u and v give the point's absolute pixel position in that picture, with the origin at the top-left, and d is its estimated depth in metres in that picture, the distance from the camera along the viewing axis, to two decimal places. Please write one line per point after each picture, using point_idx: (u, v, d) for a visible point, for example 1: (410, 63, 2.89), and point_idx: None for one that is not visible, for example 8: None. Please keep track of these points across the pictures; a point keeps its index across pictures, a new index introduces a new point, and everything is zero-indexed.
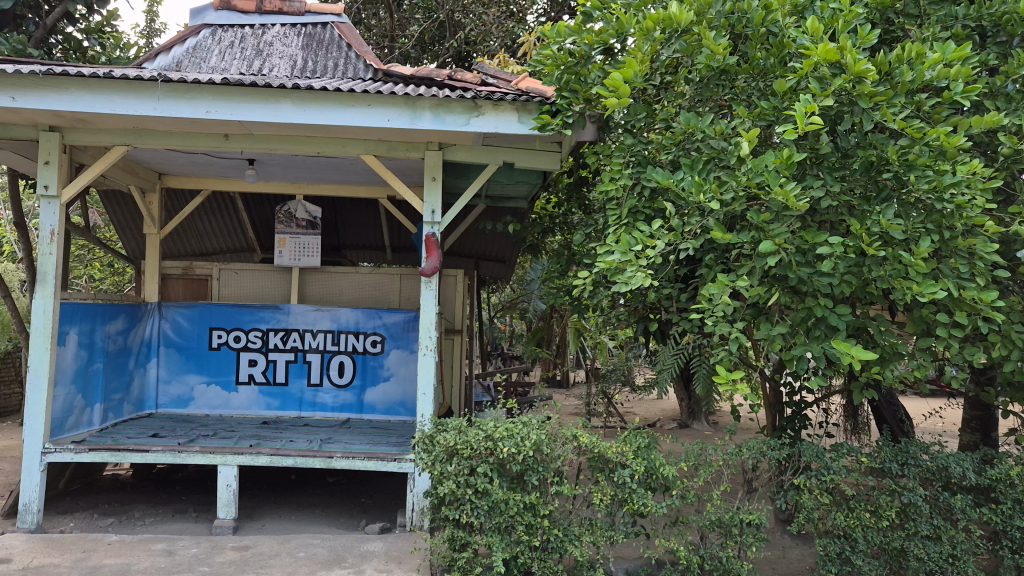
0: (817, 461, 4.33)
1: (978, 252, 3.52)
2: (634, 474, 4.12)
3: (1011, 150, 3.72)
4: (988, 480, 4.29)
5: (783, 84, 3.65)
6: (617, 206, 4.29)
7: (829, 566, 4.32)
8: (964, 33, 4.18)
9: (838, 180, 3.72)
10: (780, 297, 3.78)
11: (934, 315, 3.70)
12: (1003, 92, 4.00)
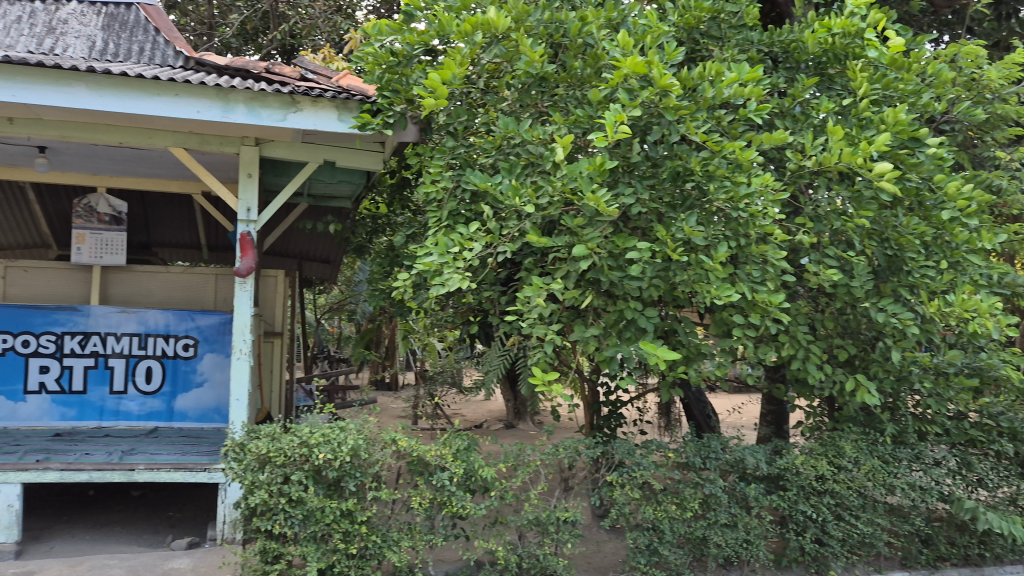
0: (628, 458, 4.53)
1: (770, 258, 3.82)
2: (453, 476, 4.14)
3: (797, 166, 4.05)
4: (778, 469, 4.80)
5: (596, 93, 3.81)
6: (438, 207, 4.28)
7: (638, 557, 4.52)
8: (758, 57, 4.55)
9: (648, 187, 3.92)
10: (593, 300, 3.92)
11: (732, 317, 3.99)
12: (791, 113, 4.37)
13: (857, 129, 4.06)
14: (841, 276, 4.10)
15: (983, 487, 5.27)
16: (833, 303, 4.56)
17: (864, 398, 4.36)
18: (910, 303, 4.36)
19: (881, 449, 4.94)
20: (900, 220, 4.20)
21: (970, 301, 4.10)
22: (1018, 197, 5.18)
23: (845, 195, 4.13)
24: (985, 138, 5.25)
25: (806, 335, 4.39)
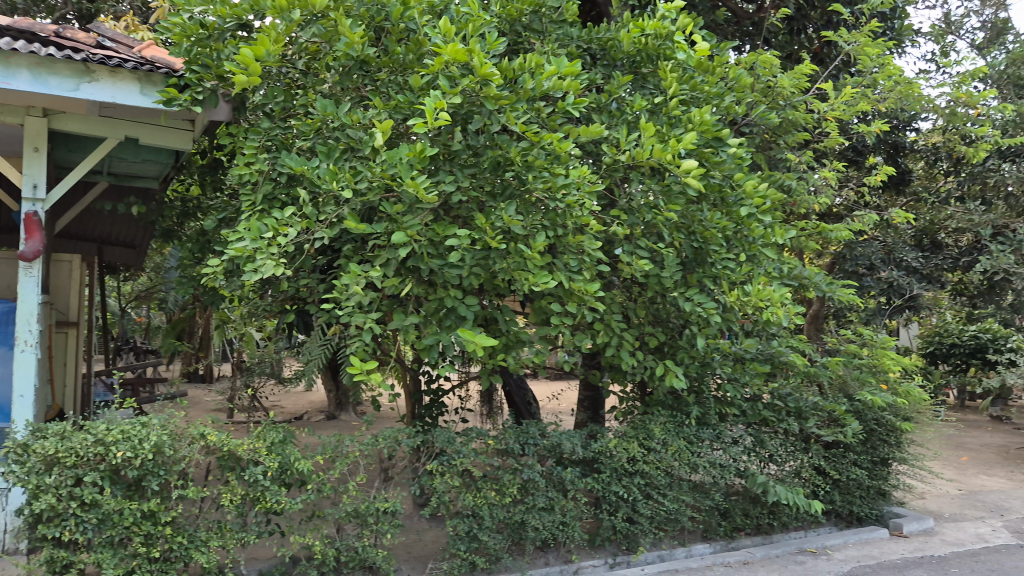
0: (448, 446, 4.55)
1: (586, 248, 3.95)
2: (267, 471, 4.00)
3: (612, 159, 4.21)
4: (592, 453, 5.00)
5: (416, 79, 3.78)
6: (252, 190, 4.09)
7: (458, 544, 4.54)
8: (577, 53, 4.69)
9: (469, 176, 3.94)
10: (413, 288, 3.90)
11: (549, 306, 4.10)
12: (608, 108, 4.53)
13: (667, 127, 4.28)
14: (651, 267, 4.31)
15: (772, 462, 5.75)
16: (645, 293, 4.79)
17: (671, 382, 4.63)
18: (712, 292, 4.67)
19: (686, 430, 5.28)
20: (704, 215, 4.47)
21: (764, 291, 4.45)
22: (805, 196, 5.67)
23: (654, 189, 4.33)
24: (779, 141, 5.69)
25: (619, 323, 4.60)
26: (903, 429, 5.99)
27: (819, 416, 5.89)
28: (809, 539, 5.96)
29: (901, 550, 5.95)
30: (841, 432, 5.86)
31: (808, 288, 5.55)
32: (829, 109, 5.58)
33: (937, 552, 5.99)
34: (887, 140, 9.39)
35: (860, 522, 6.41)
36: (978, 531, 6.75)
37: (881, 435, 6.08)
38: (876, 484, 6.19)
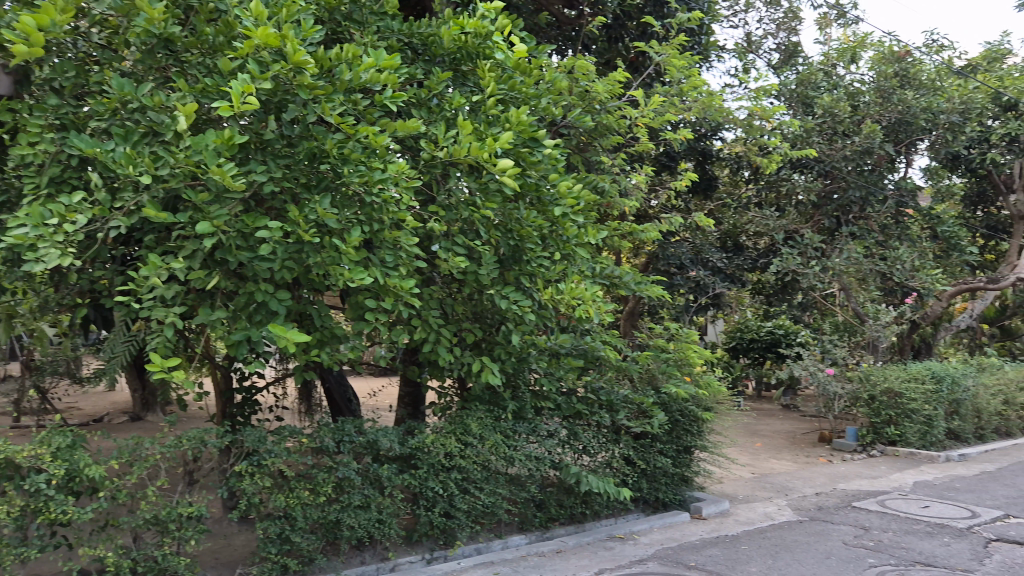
0: (259, 446, 4.38)
1: (402, 244, 3.95)
2: (52, 479, 3.69)
3: (430, 155, 4.25)
4: (410, 449, 4.99)
5: (225, 63, 3.63)
6: (37, 172, 3.76)
7: (269, 547, 4.39)
8: (397, 46, 4.66)
9: (282, 166, 3.81)
10: (220, 282, 3.74)
11: (365, 301, 4.06)
12: (427, 104, 4.53)
13: (484, 126, 4.36)
14: (467, 263, 4.38)
15: (585, 453, 5.97)
16: (463, 289, 4.84)
17: (488, 378, 4.73)
18: (528, 289, 4.81)
19: (503, 424, 5.40)
20: (521, 213, 4.58)
21: (576, 290, 4.81)
22: (617, 197, 5.93)
23: (472, 186, 4.39)
24: (594, 144, 5.92)
25: (437, 319, 4.64)
26: (704, 418, 6.44)
27: (629, 408, 6.19)
28: (619, 526, 6.26)
29: (699, 532, 6.38)
30: (648, 423, 6.20)
31: (618, 286, 5.80)
32: (640, 115, 5.88)
33: (731, 531, 6.47)
34: (695, 148, 9.99)
35: (665, 508, 6.80)
36: (766, 510, 7.37)
37: (684, 425, 6.47)
38: (680, 471, 6.61)
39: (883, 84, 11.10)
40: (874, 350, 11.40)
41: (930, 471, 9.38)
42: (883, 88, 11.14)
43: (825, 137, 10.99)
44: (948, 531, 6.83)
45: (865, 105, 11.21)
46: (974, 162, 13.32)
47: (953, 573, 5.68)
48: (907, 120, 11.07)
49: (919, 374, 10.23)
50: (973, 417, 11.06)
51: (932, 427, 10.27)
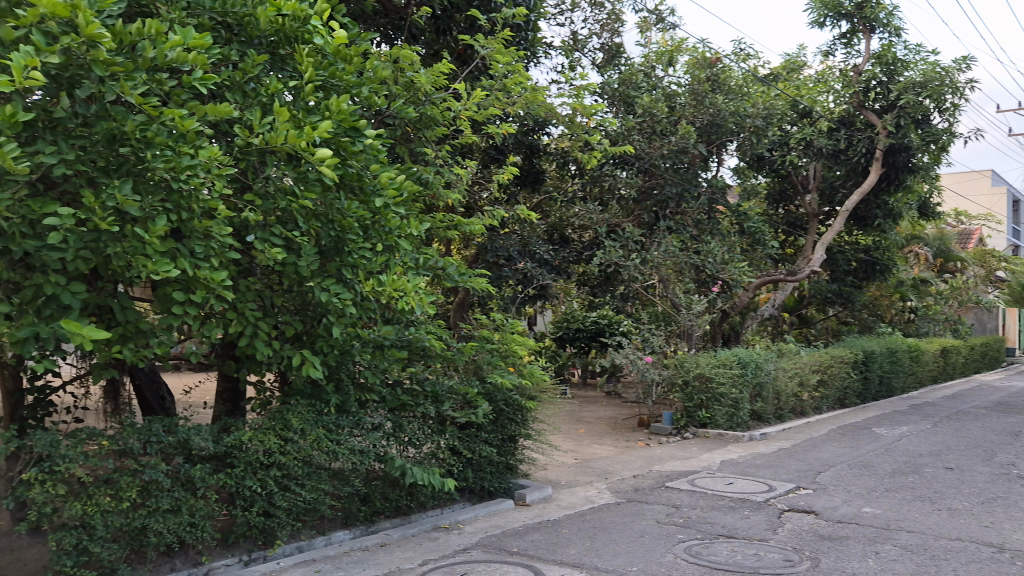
0: (52, 451, 4.03)
1: (214, 234, 3.78)
2: None
3: (244, 142, 4.09)
4: (224, 447, 4.78)
5: (6, 31, 3.30)
6: None
7: (63, 560, 4.04)
8: (208, 25, 4.34)
9: (75, 148, 3.52)
10: (2, 272, 3.40)
11: (172, 294, 3.82)
12: (242, 88, 4.34)
13: (302, 113, 4.24)
14: (285, 255, 4.26)
15: (410, 445, 5.95)
16: (282, 281, 4.67)
17: (308, 372, 4.63)
18: (349, 281, 4.71)
19: (325, 418, 5.28)
20: (342, 204, 4.48)
21: (399, 282, 4.72)
22: (441, 190, 5.93)
23: (291, 175, 4.25)
24: (418, 135, 5.89)
25: (254, 312, 4.48)
26: (527, 407, 6.63)
27: (454, 399, 6.24)
28: (444, 516, 6.30)
29: (522, 518, 6.53)
30: (473, 414, 6.28)
31: (442, 277, 5.81)
32: (463, 108, 5.92)
33: (553, 516, 6.68)
34: (523, 142, 10.14)
35: (490, 496, 6.92)
36: (586, 494, 7.65)
37: (508, 414, 6.66)
38: (505, 459, 6.75)
39: (696, 88, 11.77)
40: (688, 338, 12.12)
41: (735, 451, 10.10)
42: (696, 91, 11.80)
43: (644, 136, 11.52)
44: (747, 504, 7.40)
45: (680, 107, 11.84)
46: (776, 164, 14.45)
47: (751, 543, 6.17)
48: (717, 122, 11.86)
49: (726, 361, 10.99)
50: (773, 399, 12.02)
51: (737, 409, 11.07)
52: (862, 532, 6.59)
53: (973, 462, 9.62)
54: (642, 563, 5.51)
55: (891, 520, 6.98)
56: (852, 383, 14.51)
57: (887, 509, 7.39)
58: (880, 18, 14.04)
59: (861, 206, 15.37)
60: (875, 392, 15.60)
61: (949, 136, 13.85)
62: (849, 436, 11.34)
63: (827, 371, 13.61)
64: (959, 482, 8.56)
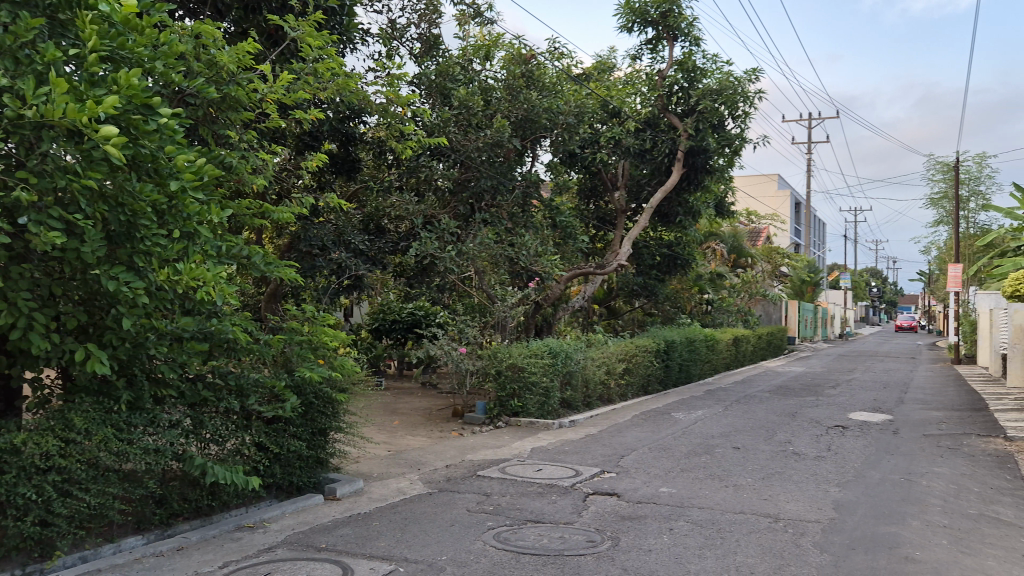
0: None
1: None
2: None
3: (15, 113, 3.70)
4: None
5: None
6: None
7: None
8: None
9: None
10: None
11: None
12: (14, 54, 3.93)
13: (84, 85, 3.91)
14: (66, 240, 3.91)
15: (212, 442, 5.66)
16: (64, 269, 4.29)
17: (93, 367, 4.27)
18: (142, 270, 4.42)
19: (114, 417, 4.90)
20: (134, 186, 4.18)
21: (197, 271, 4.61)
22: (246, 175, 5.65)
23: (71, 152, 3.89)
24: (221, 116, 5.56)
25: (29, 302, 4.08)
26: (337, 400, 6.51)
27: (260, 393, 6.00)
28: (248, 515, 6.04)
29: (331, 513, 6.39)
30: (280, 407, 6.07)
31: (248, 267, 5.53)
32: (269, 91, 5.68)
33: (364, 509, 6.58)
34: (338, 130, 9.91)
35: (299, 492, 6.72)
36: (398, 485, 7.60)
37: (318, 407, 6.50)
38: (314, 453, 6.59)
39: (511, 83, 12.03)
40: (502, 329, 12.35)
41: (545, 438, 10.42)
42: (511, 87, 12.06)
43: (460, 128, 11.60)
44: (555, 489, 7.66)
45: (496, 102, 12.05)
46: (587, 161, 15.04)
47: (557, 526, 6.39)
48: (531, 118, 12.18)
49: (537, 351, 11.31)
50: (582, 387, 12.52)
51: (548, 398, 11.43)
52: (658, 510, 7.01)
53: (756, 442, 10.51)
54: (452, 551, 5.55)
55: (684, 498, 7.48)
56: (654, 370, 15.37)
57: (681, 488, 7.91)
58: (682, 28, 14.95)
59: (664, 204, 16.32)
60: (675, 378, 16.63)
61: (740, 141, 15.01)
62: (650, 421, 12.02)
63: (632, 359, 14.34)
64: (743, 460, 9.31)
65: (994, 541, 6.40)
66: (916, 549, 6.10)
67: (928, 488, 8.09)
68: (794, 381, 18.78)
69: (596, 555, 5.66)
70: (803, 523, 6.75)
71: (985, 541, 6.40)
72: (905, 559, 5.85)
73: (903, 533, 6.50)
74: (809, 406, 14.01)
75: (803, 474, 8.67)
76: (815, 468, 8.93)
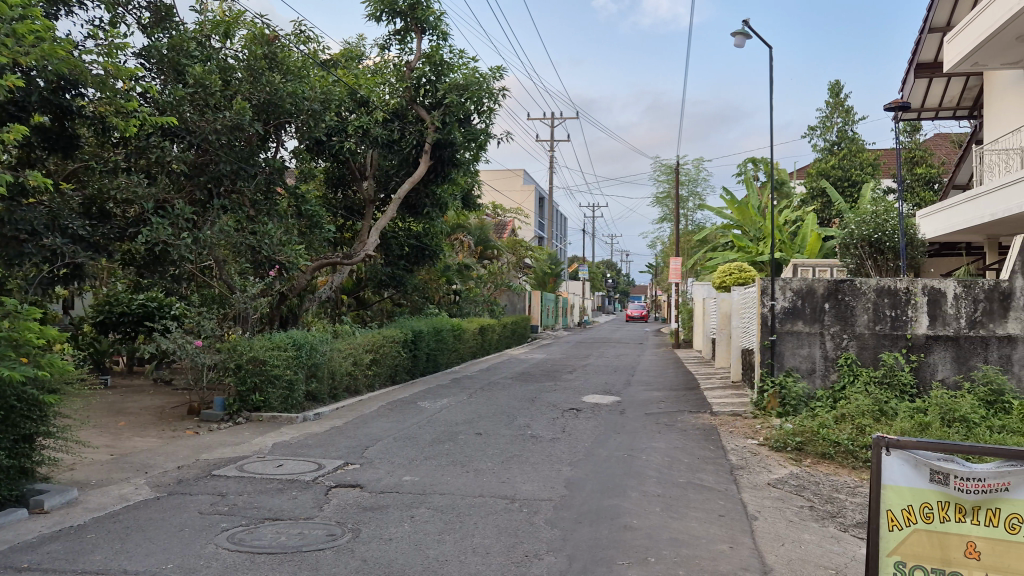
0: None
1: None
2: None
3: None
4: None
5: None
6: None
7: None
8: None
9: None
10: None
11: None
12: None
13: None
14: None
15: None
16: None
17: None
18: None
19: None
20: None
21: None
22: None
23: None
24: None
25: None
26: (45, 402, 5.88)
27: None
28: None
29: (37, 528, 5.76)
30: None
31: None
32: None
33: (78, 521, 6.00)
34: (50, 101, 8.88)
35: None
36: (121, 492, 7.01)
37: (21, 412, 5.84)
38: (16, 462, 5.90)
39: (253, 64, 11.51)
40: (243, 322, 11.80)
41: (288, 433, 10.13)
42: (253, 68, 11.55)
43: (195, 108, 10.88)
44: (296, 485, 7.46)
45: (236, 83, 11.48)
46: (334, 150, 14.79)
47: (296, 522, 6.24)
48: (275, 101, 11.72)
49: (281, 343, 10.95)
50: (328, 379, 12.31)
51: (292, 391, 11.11)
52: (400, 499, 7.08)
53: (497, 427, 10.94)
54: (178, 558, 5.23)
55: (425, 485, 7.62)
56: (401, 361, 15.46)
57: (423, 475, 8.06)
58: (430, 21, 15.13)
59: (412, 195, 16.45)
60: (422, 368, 16.85)
61: (485, 137, 15.51)
62: (396, 411, 12.11)
63: (379, 350, 14.31)
64: (484, 445, 9.66)
65: (698, 505, 7.20)
66: (633, 517, 6.69)
67: (646, 461, 8.90)
68: (534, 367, 19.80)
69: (335, 549, 5.60)
70: (536, 502, 7.15)
71: (690, 505, 7.16)
72: (623, 527, 6.39)
73: (623, 504, 7.10)
74: (547, 391, 14.84)
75: (538, 455, 9.18)
76: (549, 450, 9.49)
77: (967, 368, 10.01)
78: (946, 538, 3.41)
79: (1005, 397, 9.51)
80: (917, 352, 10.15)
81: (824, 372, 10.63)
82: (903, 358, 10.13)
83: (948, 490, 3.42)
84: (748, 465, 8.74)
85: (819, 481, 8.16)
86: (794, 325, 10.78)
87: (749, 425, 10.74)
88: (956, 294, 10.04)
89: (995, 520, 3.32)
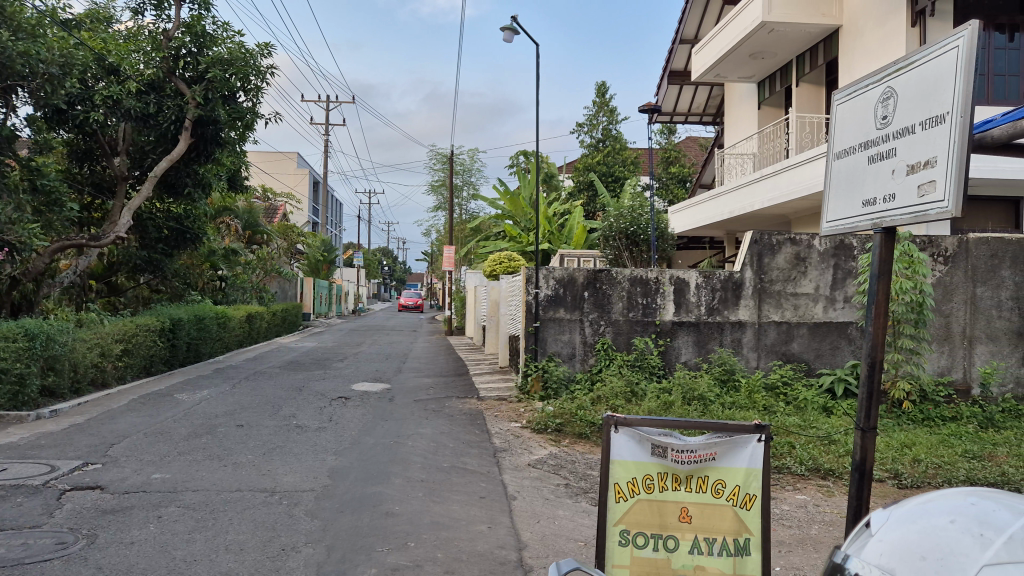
0: None
1: None
2: None
3: None
4: None
5: None
6: None
7: None
8: None
9: None
10: None
11: None
12: None
13: None
14: None
15: None
16: None
17: None
18: None
19: None
20: None
21: None
22: None
23: None
24: None
25: None
26: None
27: None
28: None
29: None
30: None
31: None
32: None
33: None
34: None
35: None
36: None
37: None
38: None
39: None
40: None
41: (16, 433, 9.08)
42: None
43: None
44: (22, 490, 6.73)
45: None
46: (78, 120, 13.49)
47: (19, 532, 5.62)
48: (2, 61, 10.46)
49: (9, 333, 9.71)
50: (68, 372, 11.19)
51: (22, 386, 9.98)
52: (146, 498, 6.61)
53: (260, 418, 10.52)
54: None
55: (176, 482, 7.16)
56: (158, 351, 14.42)
57: (175, 472, 7.57)
58: None
59: (171, 174, 15.37)
60: (182, 358, 15.82)
61: (252, 116, 14.80)
62: (149, 404, 11.28)
63: (131, 340, 13.21)
64: (245, 437, 9.26)
65: (459, 487, 7.36)
66: (395, 503, 6.71)
67: (412, 447, 8.97)
68: (304, 356, 19.28)
69: (66, 558, 5.11)
70: (297, 493, 6.96)
71: (453, 488, 7.31)
72: (385, 514, 6.39)
73: (387, 491, 7.09)
74: (316, 379, 14.51)
75: (303, 446, 8.93)
76: (315, 439, 9.28)
77: (705, 351, 11.05)
78: (664, 505, 3.73)
79: (736, 377, 10.66)
80: (663, 337, 11.05)
81: (583, 356, 11.25)
82: (652, 343, 10.98)
83: (666, 462, 3.75)
84: (511, 448, 9.07)
85: (575, 460, 8.65)
86: (556, 313, 11.26)
87: (514, 408, 11.17)
88: (698, 284, 11.00)
89: (704, 487, 3.72)
